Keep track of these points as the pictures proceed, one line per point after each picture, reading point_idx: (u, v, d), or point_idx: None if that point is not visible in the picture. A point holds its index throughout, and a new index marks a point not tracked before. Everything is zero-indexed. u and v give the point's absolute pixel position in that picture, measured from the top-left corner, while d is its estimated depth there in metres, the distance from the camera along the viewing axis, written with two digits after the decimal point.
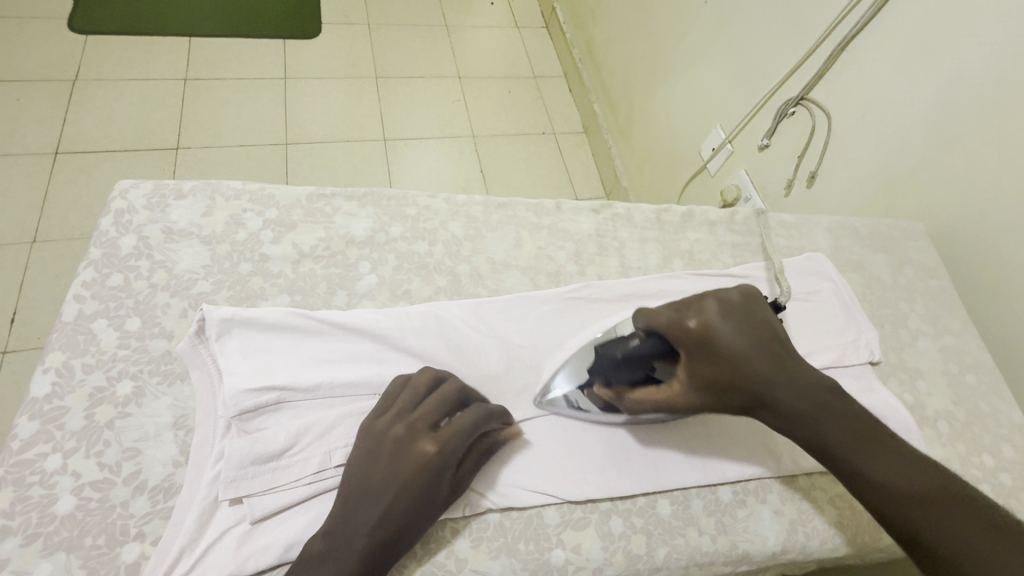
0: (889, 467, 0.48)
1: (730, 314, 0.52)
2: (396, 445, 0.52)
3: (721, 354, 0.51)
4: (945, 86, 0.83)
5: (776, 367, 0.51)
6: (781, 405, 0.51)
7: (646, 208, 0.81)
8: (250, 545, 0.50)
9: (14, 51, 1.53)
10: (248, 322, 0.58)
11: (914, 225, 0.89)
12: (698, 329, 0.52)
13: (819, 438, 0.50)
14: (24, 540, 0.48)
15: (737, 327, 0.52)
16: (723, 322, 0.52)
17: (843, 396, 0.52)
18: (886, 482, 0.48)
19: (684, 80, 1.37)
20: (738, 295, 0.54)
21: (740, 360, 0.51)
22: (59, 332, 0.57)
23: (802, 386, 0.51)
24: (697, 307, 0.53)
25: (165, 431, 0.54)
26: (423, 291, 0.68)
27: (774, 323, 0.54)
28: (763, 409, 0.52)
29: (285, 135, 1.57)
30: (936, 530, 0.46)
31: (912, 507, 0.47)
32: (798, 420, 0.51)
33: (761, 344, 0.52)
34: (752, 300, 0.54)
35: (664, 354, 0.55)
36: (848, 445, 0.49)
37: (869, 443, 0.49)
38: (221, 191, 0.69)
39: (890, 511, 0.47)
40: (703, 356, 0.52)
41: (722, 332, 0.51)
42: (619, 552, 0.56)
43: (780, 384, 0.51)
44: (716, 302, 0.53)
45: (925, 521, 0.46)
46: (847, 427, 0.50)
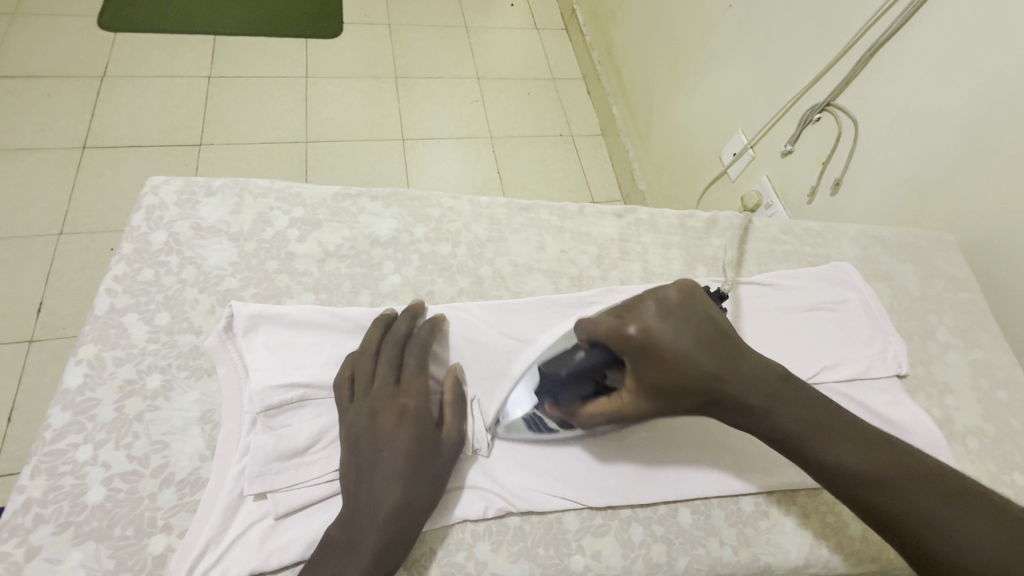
0: (847, 449, 0.48)
1: (671, 315, 0.51)
2: (372, 414, 0.53)
3: (666, 359, 0.50)
4: (979, 94, 0.81)
5: (721, 361, 0.50)
6: (730, 402, 0.50)
7: (669, 214, 0.81)
8: (273, 541, 0.50)
9: (47, 47, 1.57)
10: (275, 318, 0.59)
11: (943, 236, 0.87)
12: (638, 336, 0.51)
13: (776, 428, 0.49)
14: (56, 529, 0.48)
15: (678, 329, 0.50)
16: (664, 325, 0.51)
17: (792, 382, 0.51)
18: (847, 466, 0.47)
19: (705, 84, 1.36)
20: (676, 293, 0.52)
21: (687, 362, 0.50)
22: (91, 325, 0.58)
23: (752, 379, 0.50)
24: (636, 312, 0.52)
25: (192, 425, 0.55)
26: (446, 293, 0.68)
27: (719, 318, 0.52)
28: (714, 407, 0.51)
29: (305, 133, 1.59)
30: (902, 509, 0.45)
31: (874, 489, 0.46)
32: (752, 412, 0.50)
33: (705, 343, 0.51)
34: (695, 298, 0.52)
35: (612, 364, 0.54)
36: (805, 431, 0.49)
37: (824, 427, 0.49)
38: (249, 188, 0.70)
39: (850, 493, 0.47)
40: (648, 363, 0.51)
41: (663, 336, 0.50)
42: (639, 560, 0.56)
43: (730, 381, 0.50)
44: (654, 305, 0.52)
45: (889, 501, 0.46)
46: (800, 416, 0.49)
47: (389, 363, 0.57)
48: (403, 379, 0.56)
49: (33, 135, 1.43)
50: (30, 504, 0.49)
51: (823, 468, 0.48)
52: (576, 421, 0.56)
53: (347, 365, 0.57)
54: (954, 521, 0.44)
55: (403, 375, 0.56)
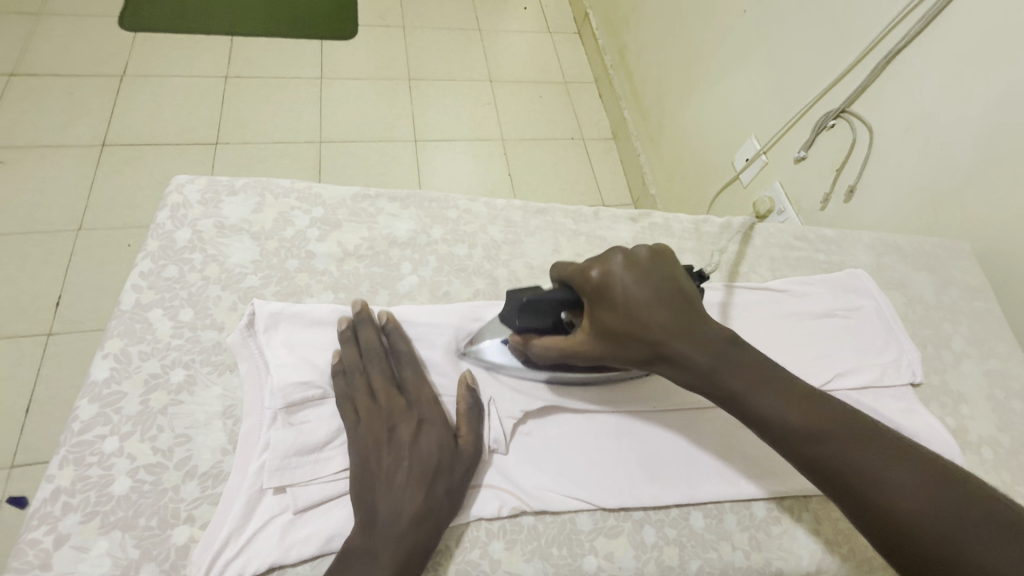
0: (790, 406, 0.48)
1: (635, 266, 0.52)
2: (389, 424, 0.55)
3: (618, 302, 0.52)
4: (998, 103, 0.80)
5: (676, 320, 0.51)
6: (677, 358, 0.50)
7: (683, 219, 0.82)
8: (294, 534, 0.51)
9: (69, 46, 1.60)
10: (296, 317, 0.60)
11: (959, 245, 0.87)
12: (598, 277, 0.53)
13: (717, 386, 0.50)
14: (83, 518, 0.50)
15: (638, 281, 0.52)
16: (626, 275, 0.52)
17: (740, 346, 0.51)
18: (786, 420, 0.48)
19: (718, 89, 1.36)
20: (646, 253, 0.54)
21: (638, 309, 0.51)
22: (118, 320, 0.60)
23: (702, 337, 0.51)
24: (604, 258, 0.53)
25: (215, 419, 0.56)
26: (462, 294, 0.69)
27: (685, 284, 0.53)
28: (658, 359, 0.51)
29: (320, 133, 1.60)
30: (838, 461, 0.46)
31: (812, 444, 0.47)
32: (696, 368, 0.50)
33: (662, 297, 0.52)
34: (663, 259, 0.54)
35: (573, 302, 0.56)
36: (748, 387, 0.49)
37: (765, 383, 0.49)
38: (271, 188, 0.71)
39: (789, 444, 0.48)
40: (603, 304, 0.52)
41: (620, 282, 0.52)
42: (651, 562, 0.56)
43: (675, 333, 0.51)
44: (623, 255, 0.53)
45: (826, 454, 0.46)
46: (743, 374, 0.50)
47: (388, 376, 0.58)
48: (408, 391, 0.57)
49: (54, 133, 1.46)
50: (59, 492, 0.50)
51: (763, 423, 0.49)
52: (529, 351, 0.58)
53: (341, 382, 0.57)
54: (893, 476, 0.44)
55: (407, 386, 0.58)
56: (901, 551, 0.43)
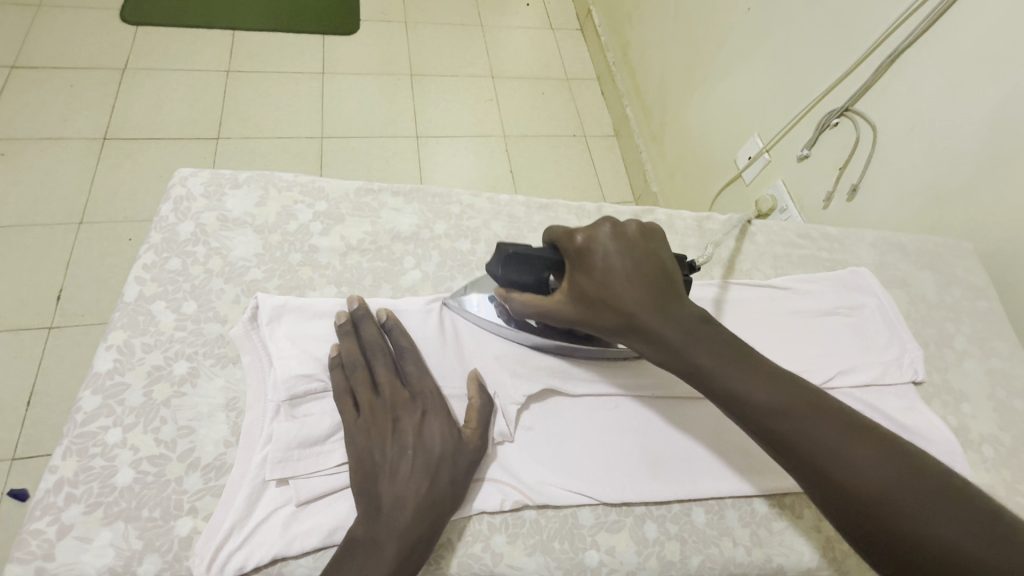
0: (758, 385, 0.48)
1: (622, 238, 0.54)
2: (392, 416, 0.55)
3: (597, 269, 0.53)
4: (1003, 101, 0.80)
5: (653, 292, 0.52)
6: (648, 330, 0.51)
7: (686, 215, 0.82)
8: (296, 526, 0.51)
9: (69, 39, 1.60)
10: (299, 309, 0.61)
11: (962, 244, 0.87)
12: (583, 242, 0.54)
13: (687, 363, 0.49)
14: (86, 508, 0.50)
15: (621, 250, 0.53)
16: (610, 243, 0.54)
17: (716, 325, 0.51)
18: (754, 400, 0.47)
19: (721, 86, 1.35)
20: (635, 228, 0.56)
21: (615, 276, 0.52)
22: (121, 312, 0.60)
23: (677, 312, 0.51)
24: (592, 227, 0.55)
25: (218, 411, 0.56)
26: (464, 289, 0.69)
27: (668, 261, 0.55)
28: (629, 328, 0.52)
29: (321, 128, 1.60)
30: (800, 438, 0.46)
31: (780, 422, 0.46)
32: (666, 344, 0.50)
33: (642, 270, 0.53)
34: (652, 237, 0.56)
35: (558, 263, 0.57)
36: (718, 367, 0.49)
37: (735, 362, 0.49)
38: (274, 182, 0.71)
39: (753, 422, 0.47)
40: (582, 269, 0.54)
41: (603, 250, 0.53)
42: (652, 557, 0.56)
43: (648, 305, 0.51)
44: (610, 226, 0.54)
45: (793, 433, 0.46)
46: (713, 350, 0.49)
47: (391, 370, 0.57)
48: (411, 385, 0.57)
49: (55, 126, 1.46)
50: (62, 483, 0.50)
51: (731, 402, 0.48)
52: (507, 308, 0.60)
53: (341, 376, 0.56)
54: (856, 455, 0.45)
55: (410, 379, 0.58)
56: (863, 529, 0.44)
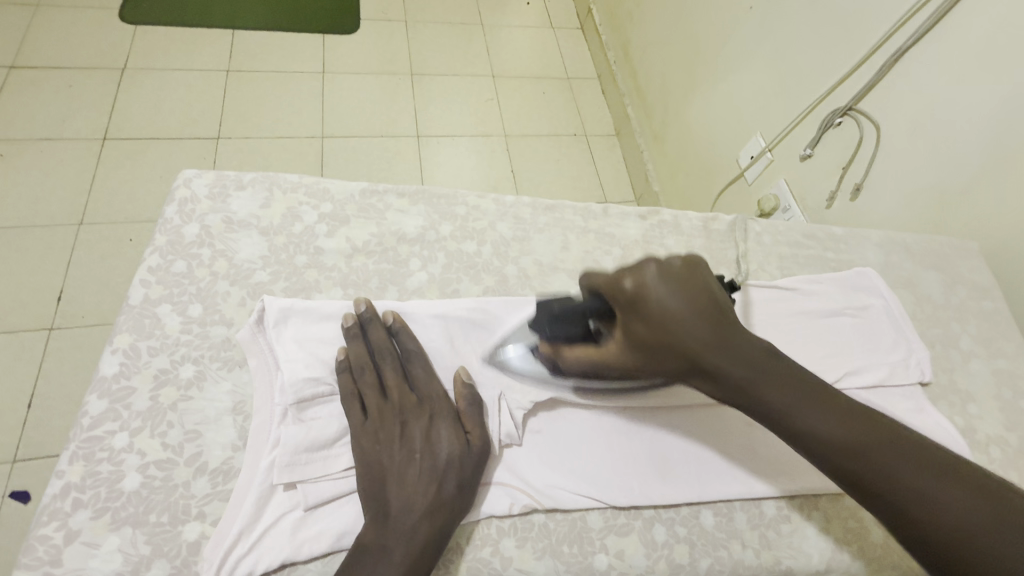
0: (835, 423, 0.47)
1: (669, 278, 0.53)
2: (400, 420, 0.55)
3: (652, 315, 0.52)
4: (1008, 99, 0.80)
5: (710, 331, 0.51)
6: (714, 371, 0.51)
7: (692, 216, 0.81)
8: (305, 531, 0.51)
9: (68, 39, 1.59)
10: (305, 312, 0.60)
11: (967, 243, 0.87)
12: (632, 289, 0.53)
13: (759, 403, 0.49)
14: (93, 514, 0.49)
15: (671, 291, 0.52)
16: (659, 285, 0.52)
17: (779, 357, 0.51)
18: (831, 438, 0.47)
19: (723, 85, 1.35)
20: (679, 263, 0.54)
21: (671, 319, 0.51)
22: (126, 315, 0.59)
23: (738, 350, 0.51)
24: (637, 269, 0.54)
25: (225, 415, 0.56)
26: (471, 291, 0.69)
27: (718, 292, 0.54)
28: (692, 371, 0.52)
29: (322, 128, 1.60)
30: (878, 474, 0.45)
31: (857, 461, 0.46)
32: (732, 382, 0.50)
33: (696, 308, 0.52)
34: (696, 269, 0.54)
35: (602, 312, 0.58)
36: (793, 404, 0.48)
37: (808, 399, 0.49)
38: (279, 183, 0.70)
39: (829, 458, 0.47)
40: (636, 316, 0.53)
41: (655, 292, 0.52)
42: (661, 561, 0.56)
43: (709, 345, 0.51)
44: (657, 266, 0.53)
45: (875, 473, 0.46)
46: (785, 387, 0.49)
47: (400, 374, 0.58)
48: (420, 389, 0.57)
49: (54, 126, 1.45)
50: (69, 488, 0.50)
51: (809, 442, 0.48)
52: (562, 363, 0.60)
53: (348, 380, 0.56)
54: (941, 493, 0.44)
55: (417, 384, 0.58)
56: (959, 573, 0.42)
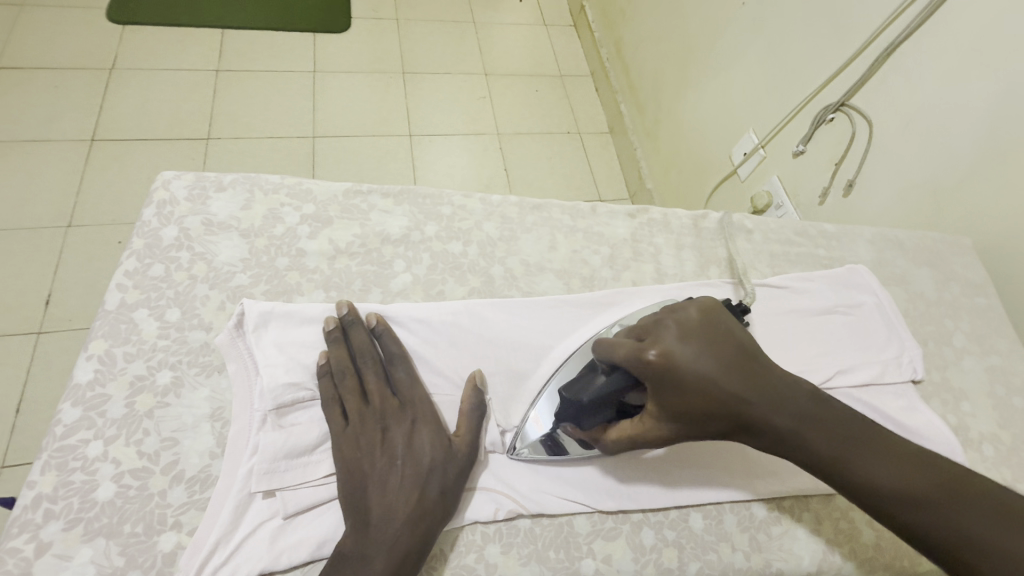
0: (888, 470, 0.47)
1: (692, 337, 0.52)
2: (382, 426, 0.54)
3: (687, 381, 0.50)
4: (1000, 95, 0.80)
5: (744, 384, 0.51)
6: (758, 426, 0.50)
7: (682, 214, 0.80)
8: (284, 540, 0.50)
9: (54, 39, 1.57)
10: (286, 315, 0.59)
11: (960, 239, 0.86)
12: (659, 360, 0.50)
13: (807, 452, 0.49)
14: (66, 525, 0.48)
15: (698, 351, 0.51)
16: (683, 348, 0.51)
17: (821, 401, 0.51)
18: (884, 487, 0.47)
19: (716, 82, 1.34)
20: (695, 313, 0.54)
21: (708, 384, 0.50)
22: (102, 321, 0.58)
23: (779, 397, 0.51)
24: (655, 337, 0.52)
25: (203, 422, 0.55)
26: (456, 292, 0.67)
27: (742, 337, 0.54)
28: (740, 429, 0.51)
29: (313, 127, 1.58)
30: (938, 526, 0.45)
31: (913, 510, 0.46)
32: (780, 435, 0.50)
33: (726, 362, 0.51)
34: (715, 318, 0.54)
35: (632, 387, 0.52)
36: (841, 454, 0.48)
37: (856, 445, 0.49)
38: (260, 184, 0.69)
39: (887, 512, 0.47)
40: (668, 386, 0.50)
41: (682, 359, 0.50)
42: (650, 565, 0.55)
43: (749, 397, 0.50)
44: (675, 327, 0.52)
45: (931, 522, 0.45)
46: (827, 436, 0.49)
47: (382, 378, 0.56)
48: (401, 393, 0.56)
49: (41, 127, 1.43)
50: (40, 499, 0.49)
51: (863, 491, 0.47)
52: (600, 446, 0.55)
53: (329, 385, 0.55)
54: (1008, 544, 0.43)
55: (400, 387, 0.56)
56: None
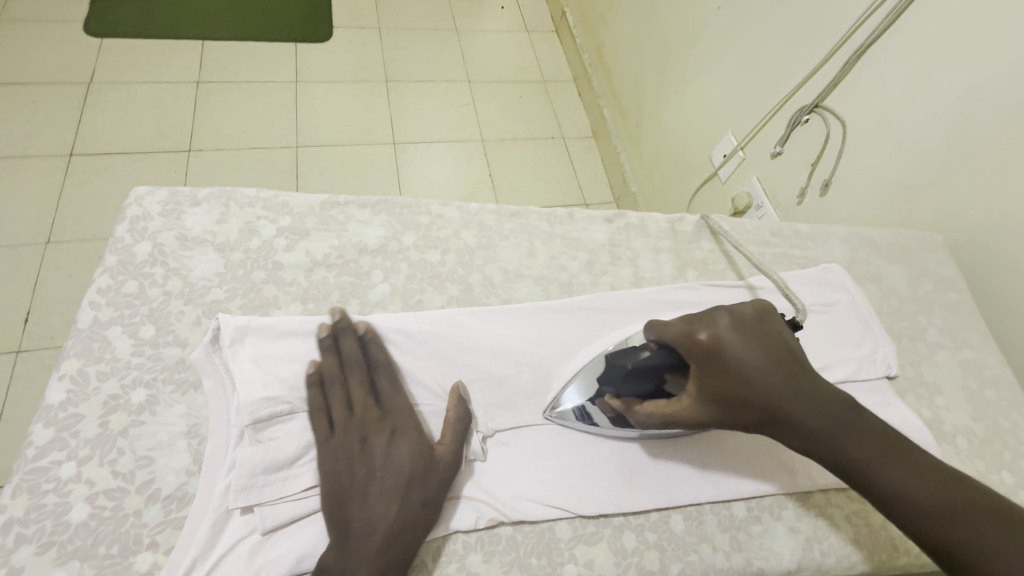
0: (919, 483, 0.48)
1: (742, 327, 0.54)
2: (362, 436, 0.53)
3: (730, 367, 0.52)
4: (966, 96, 0.82)
5: (786, 380, 0.52)
6: (792, 420, 0.51)
7: (659, 218, 0.81)
8: (262, 556, 0.50)
9: (32, 53, 1.55)
10: (263, 330, 0.59)
11: (931, 236, 0.88)
12: (709, 342, 0.53)
13: (840, 457, 0.50)
14: (38, 549, 0.48)
15: (748, 342, 0.53)
16: (733, 335, 0.53)
17: (858, 412, 0.52)
18: (913, 498, 0.48)
19: (694, 86, 1.36)
20: (750, 310, 0.56)
21: (750, 371, 0.52)
22: (74, 339, 0.57)
23: (812, 398, 0.52)
24: (709, 321, 0.55)
25: (178, 439, 0.54)
26: (435, 301, 0.68)
27: (789, 339, 0.55)
28: (772, 422, 0.52)
29: (296, 138, 1.58)
30: (961, 539, 0.46)
31: (940, 521, 0.47)
32: (814, 434, 0.51)
33: (772, 357, 0.53)
34: (766, 316, 0.56)
35: (675, 368, 0.56)
36: (872, 462, 0.49)
37: (886, 453, 0.50)
38: (236, 197, 0.69)
39: (912, 522, 0.48)
40: (711, 370, 0.53)
41: (733, 346, 0.53)
42: (632, 568, 0.55)
43: (786, 393, 0.52)
44: (728, 316, 0.54)
45: (957, 534, 0.46)
46: (861, 443, 0.50)
47: (366, 388, 0.56)
48: (384, 403, 0.56)
49: (18, 143, 1.42)
50: (12, 523, 0.48)
51: (889, 497, 0.49)
52: (633, 420, 0.57)
53: (317, 395, 0.55)
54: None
55: (382, 397, 0.56)
56: None
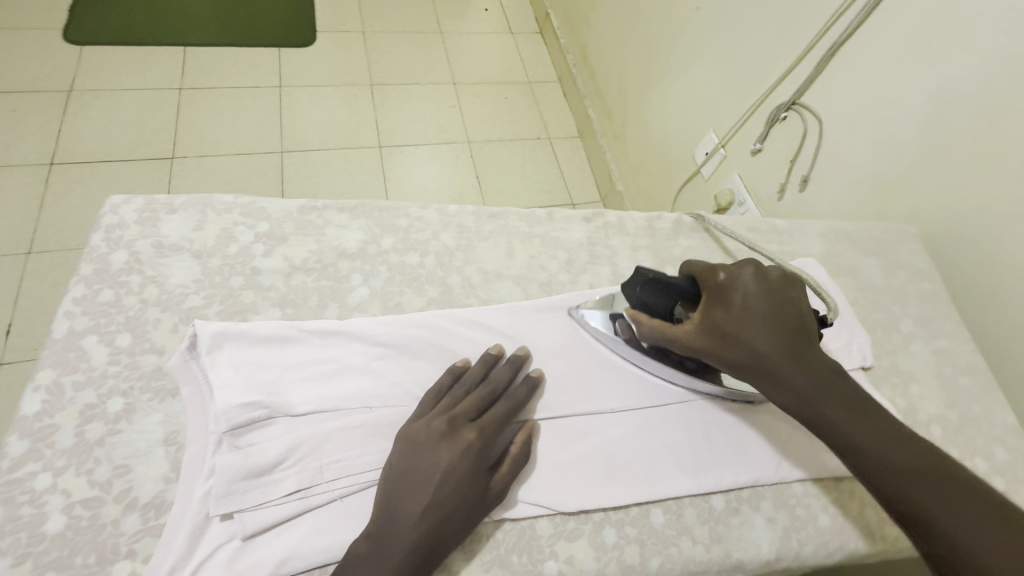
0: (894, 447, 0.50)
1: (763, 279, 0.58)
2: (450, 431, 0.55)
3: (735, 304, 0.57)
4: (935, 92, 0.83)
5: (784, 337, 0.55)
6: (781, 374, 0.53)
7: (637, 216, 0.82)
8: (241, 562, 0.49)
9: (11, 62, 1.54)
10: (239, 335, 0.59)
11: (905, 228, 0.90)
12: (725, 278, 0.59)
13: (818, 415, 0.52)
14: (13, 561, 0.47)
15: (761, 290, 0.57)
16: (753, 283, 0.58)
17: (849, 380, 0.54)
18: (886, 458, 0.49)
19: (675, 86, 1.38)
20: (777, 272, 0.59)
21: (753, 315, 0.56)
22: (49, 349, 0.57)
23: (810, 359, 0.54)
24: (736, 267, 0.59)
25: (156, 447, 0.54)
26: (414, 303, 0.68)
27: (805, 309, 0.58)
28: (761, 369, 0.54)
29: (281, 143, 1.57)
30: (928, 500, 0.47)
31: (915, 487, 0.48)
32: (800, 391, 0.53)
33: (780, 313, 0.56)
34: (792, 284, 0.59)
35: (691, 296, 0.61)
36: (853, 421, 0.51)
37: (872, 420, 0.51)
38: (212, 204, 0.69)
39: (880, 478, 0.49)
40: (720, 302, 0.58)
41: (746, 288, 0.57)
42: (612, 562, 0.56)
43: (779, 347, 0.54)
44: (754, 268, 0.59)
45: (928, 499, 0.47)
46: (847, 404, 0.52)
47: (485, 392, 0.59)
48: (491, 413, 0.57)
49: None
50: None
51: (863, 454, 0.50)
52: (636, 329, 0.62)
53: (445, 381, 0.60)
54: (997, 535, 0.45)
55: (489, 409, 0.58)
56: None
